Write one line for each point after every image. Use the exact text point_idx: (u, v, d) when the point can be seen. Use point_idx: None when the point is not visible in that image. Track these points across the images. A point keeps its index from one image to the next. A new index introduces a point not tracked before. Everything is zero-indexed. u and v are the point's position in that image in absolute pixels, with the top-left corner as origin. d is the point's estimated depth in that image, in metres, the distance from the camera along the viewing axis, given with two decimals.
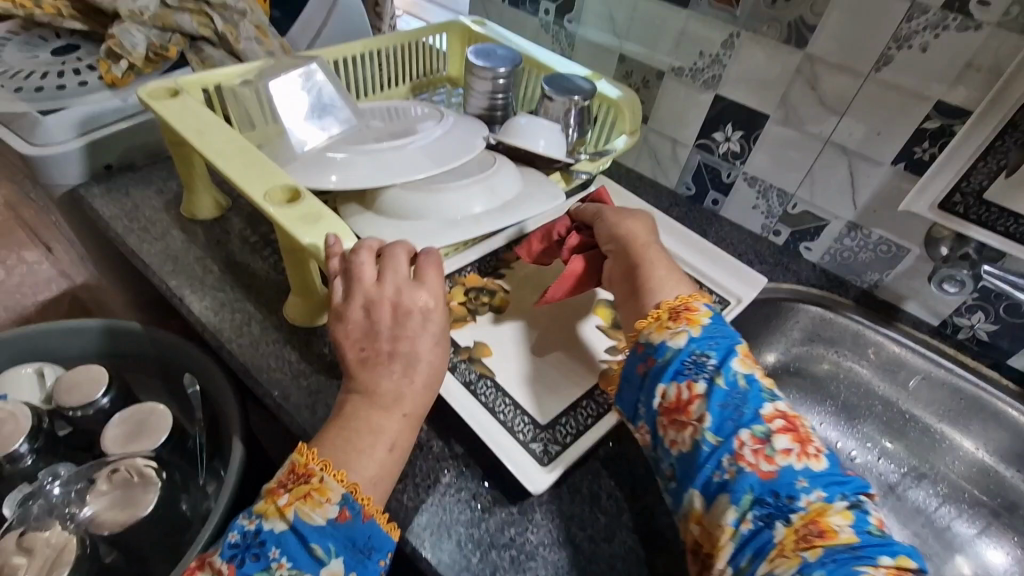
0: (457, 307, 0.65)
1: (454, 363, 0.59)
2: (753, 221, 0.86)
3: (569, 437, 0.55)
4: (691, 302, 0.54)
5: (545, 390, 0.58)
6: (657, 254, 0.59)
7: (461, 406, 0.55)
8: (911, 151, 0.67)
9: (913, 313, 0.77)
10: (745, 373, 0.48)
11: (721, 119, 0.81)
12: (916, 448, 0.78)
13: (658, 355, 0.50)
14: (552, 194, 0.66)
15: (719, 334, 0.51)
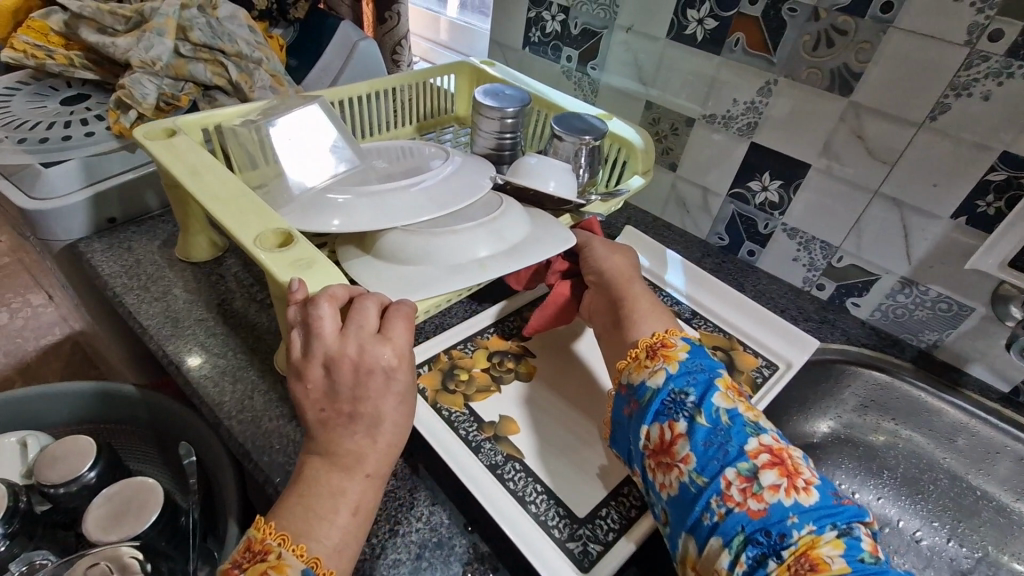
0: (480, 374, 0.59)
1: (478, 444, 0.53)
2: (793, 274, 0.80)
3: (611, 535, 0.48)
4: (669, 336, 0.50)
5: (580, 474, 0.52)
6: (639, 289, 0.57)
7: (487, 496, 0.49)
8: (974, 204, 0.62)
9: (980, 377, 0.70)
10: (728, 408, 0.43)
11: (758, 168, 0.77)
12: (991, 530, 0.69)
13: (639, 396, 0.47)
14: (563, 237, 0.60)
15: (698, 366, 0.47)
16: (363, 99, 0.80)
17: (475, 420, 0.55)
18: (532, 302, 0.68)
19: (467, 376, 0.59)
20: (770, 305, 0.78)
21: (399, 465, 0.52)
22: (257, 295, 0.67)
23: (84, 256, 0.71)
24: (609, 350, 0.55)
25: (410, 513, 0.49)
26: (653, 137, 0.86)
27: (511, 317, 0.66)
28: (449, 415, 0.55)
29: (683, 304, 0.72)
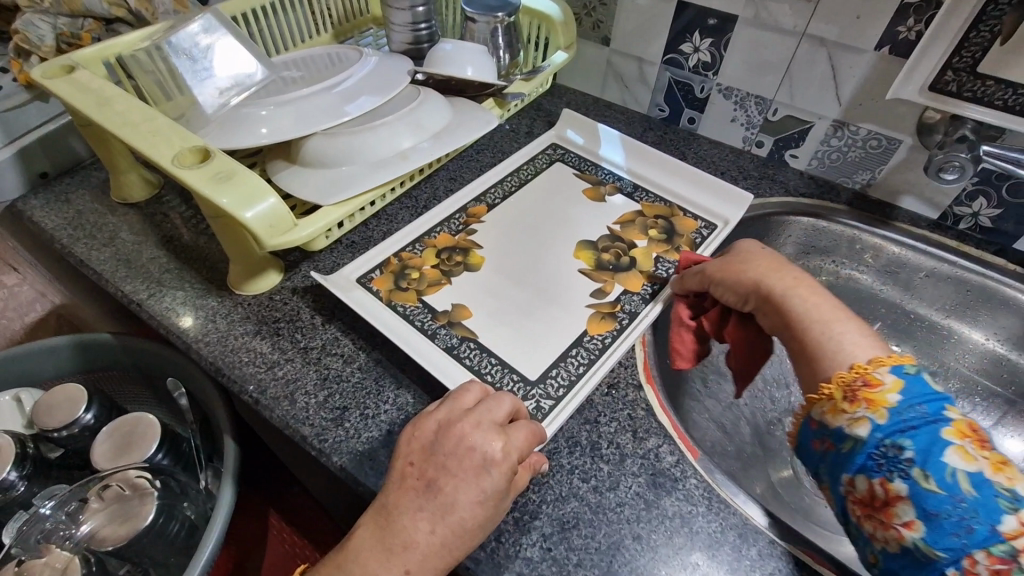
0: (430, 271, 0.62)
1: (434, 330, 0.56)
2: (732, 135, 0.81)
3: (561, 390, 0.52)
4: (871, 371, 0.39)
5: (533, 344, 0.56)
6: (800, 304, 0.46)
7: (445, 373, 0.53)
8: (895, 31, 0.61)
9: (910, 208, 0.73)
10: (969, 471, 0.34)
11: (687, 29, 0.75)
12: (922, 346, 0.73)
13: (838, 442, 0.39)
14: (484, 121, 0.64)
15: (917, 409, 0.36)
16: (267, 9, 0.76)
17: (429, 312, 0.58)
18: (471, 200, 0.69)
19: (418, 274, 0.61)
20: (712, 167, 0.79)
21: (362, 359, 0.56)
22: (206, 228, 0.68)
23: (24, 215, 0.71)
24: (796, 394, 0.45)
25: (378, 398, 0.53)
26: (582, 11, 0.82)
27: (457, 215, 0.67)
28: (404, 310, 0.58)
29: (619, 177, 0.74)
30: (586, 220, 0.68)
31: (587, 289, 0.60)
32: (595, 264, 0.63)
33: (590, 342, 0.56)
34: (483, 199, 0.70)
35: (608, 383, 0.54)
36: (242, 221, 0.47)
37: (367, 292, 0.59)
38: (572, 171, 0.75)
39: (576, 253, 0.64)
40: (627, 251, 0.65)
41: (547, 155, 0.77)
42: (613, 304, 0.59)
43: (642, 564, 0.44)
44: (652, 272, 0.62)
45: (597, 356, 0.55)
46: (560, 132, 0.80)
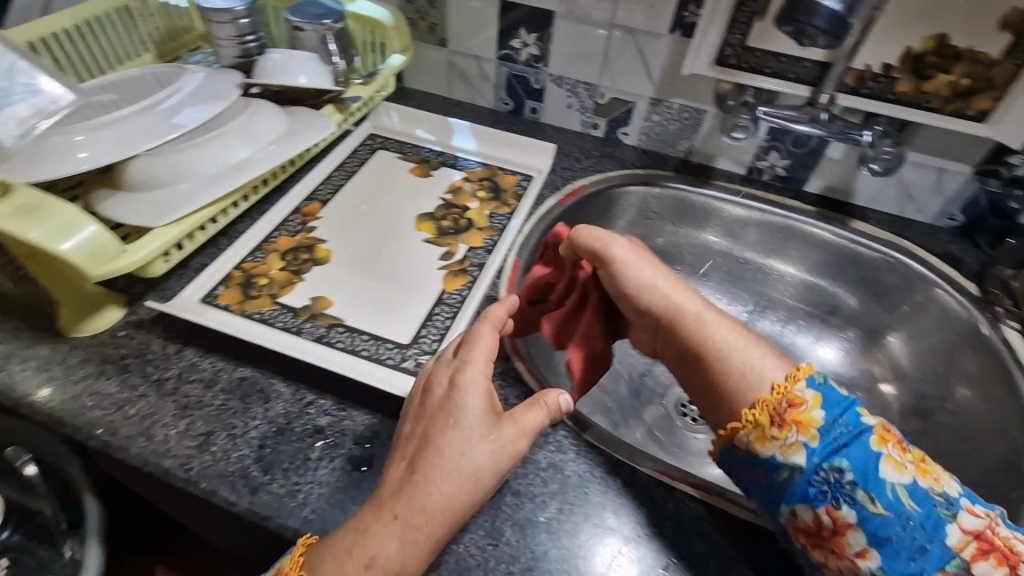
0: (279, 273, 0.63)
1: (298, 327, 0.58)
2: (571, 120, 0.88)
3: (433, 343, 0.57)
4: (792, 388, 0.44)
5: (400, 313, 0.60)
6: (715, 331, 0.49)
7: (318, 357, 0.54)
8: (681, 17, 0.71)
9: (725, 168, 0.84)
10: (905, 486, 0.41)
11: (514, 26, 0.80)
12: (752, 286, 0.85)
13: (772, 470, 0.43)
14: (321, 125, 0.65)
15: (841, 424, 0.43)
16: (73, 31, 0.71)
17: (288, 311, 0.59)
18: (302, 198, 0.72)
19: (267, 280, 0.62)
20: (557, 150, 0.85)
21: (224, 380, 0.54)
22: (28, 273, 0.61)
23: None
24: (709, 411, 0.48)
25: (247, 414, 0.51)
26: (415, 15, 0.85)
27: (291, 217, 0.70)
28: (261, 315, 0.58)
29: (439, 151, 0.81)
30: (419, 197, 0.75)
31: (436, 255, 0.67)
32: (436, 231, 0.70)
33: (449, 298, 0.62)
34: (314, 197, 0.73)
35: None
36: (58, 254, 0.44)
37: (219, 310, 0.58)
38: (396, 156, 0.80)
39: (418, 226, 0.71)
40: (463, 214, 0.72)
41: (367, 146, 0.81)
42: (462, 262, 0.66)
43: (522, 515, 0.47)
44: (489, 226, 0.71)
45: (460, 306, 0.61)
46: (376, 122, 0.84)
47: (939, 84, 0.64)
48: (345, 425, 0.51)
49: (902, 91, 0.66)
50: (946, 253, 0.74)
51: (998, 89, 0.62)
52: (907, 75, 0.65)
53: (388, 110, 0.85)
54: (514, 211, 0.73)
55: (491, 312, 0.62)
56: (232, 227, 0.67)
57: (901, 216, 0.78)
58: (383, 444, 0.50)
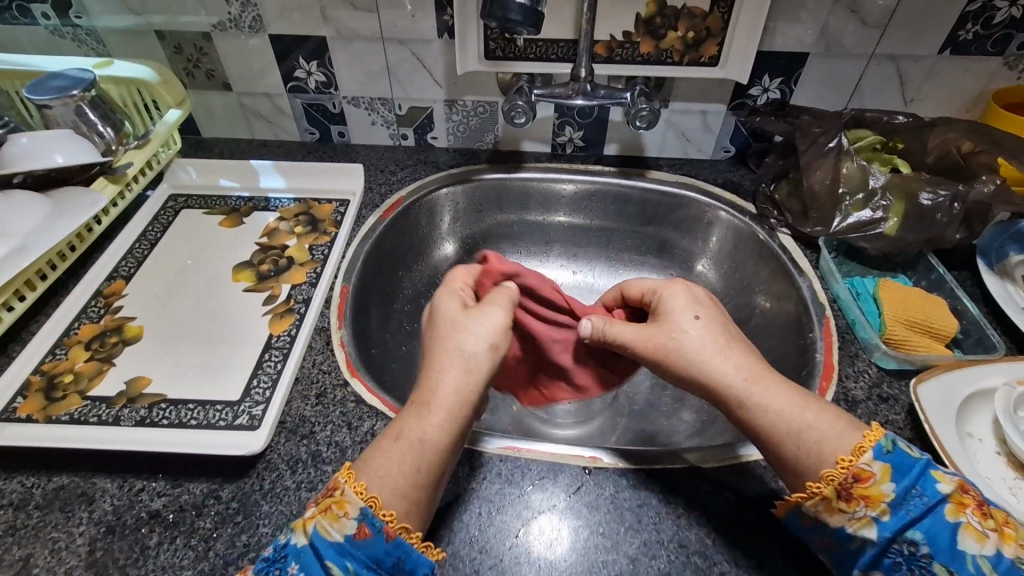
0: (85, 365, 0.59)
1: (114, 416, 0.54)
2: (380, 136, 0.89)
3: (267, 391, 0.56)
4: (855, 462, 0.42)
5: (227, 371, 0.58)
6: (756, 411, 0.46)
7: (140, 442, 0.52)
8: (443, 20, 0.74)
9: (532, 150, 0.89)
10: (984, 555, 0.39)
11: (292, 56, 0.80)
12: (586, 252, 0.90)
13: (841, 540, 0.43)
14: (89, 202, 0.62)
15: (914, 494, 0.41)
16: None
17: (100, 402, 0.55)
18: (102, 280, 0.67)
19: (72, 376, 0.57)
20: (371, 168, 0.86)
21: (36, 496, 0.49)
22: None
23: None
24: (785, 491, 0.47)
25: (69, 524, 0.48)
26: (188, 64, 0.82)
27: (92, 301, 0.65)
28: (70, 416, 0.54)
29: (248, 197, 0.79)
30: (234, 248, 0.73)
31: (259, 301, 0.66)
32: (256, 277, 0.69)
33: (278, 341, 0.61)
34: (115, 274, 0.68)
35: (315, 394, 0.57)
36: None
37: (17, 423, 0.53)
38: (201, 212, 0.77)
39: (236, 277, 0.69)
40: (282, 253, 0.72)
41: (169, 208, 0.77)
42: (287, 301, 0.66)
43: None
44: (310, 259, 0.71)
45: (289, 348, 0.60)
46: (174, 180, 0.80)
47: (671, 40, 0.73)
48: (182, 502, 0.49)
49: (646, 51, 0.74)
50: (728, 181, 0.83)
51: (717, 35, 0.72)
52: (645, 38, 0.73)
53: (182, 166, 0.81)
54: (335, 238, 0.74)
55: (324, 343, 0.62)
56: (21, 331, 0.61)
57: (688, 158, 0.87)
58: (226, 508, 0.49)
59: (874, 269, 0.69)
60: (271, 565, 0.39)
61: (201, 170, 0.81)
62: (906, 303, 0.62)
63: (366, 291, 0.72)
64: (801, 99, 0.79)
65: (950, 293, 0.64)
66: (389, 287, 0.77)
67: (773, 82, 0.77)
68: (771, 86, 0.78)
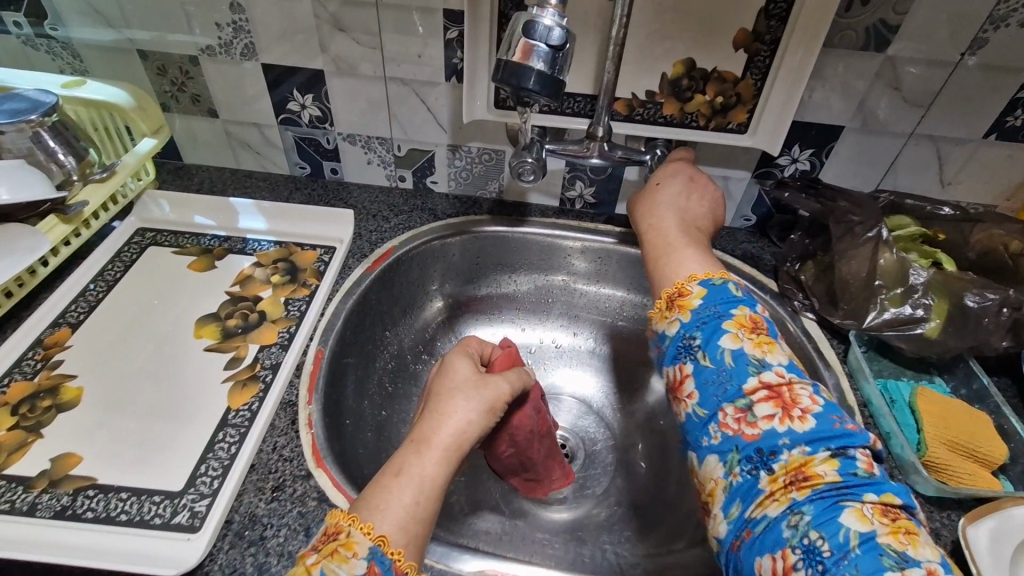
0: (6, 435, 0.51)
1: (30, 504, 0.46)
2: (376, 176, 0.83)
3: (215, 482, 0.48)
4: (687, 283, 0.53)
5: (172, 453, 0.50)
6: (673, 236, 0.58)
7: (54, 542, 0.44)
8: (453, 63, 0.69)
9: (538, 202, 0.82)
10: (732, 349, 0.47)
11: (286, 87, 0.74)
12: (589, 316, 0.84)
13: (659, 340, 0.53)
14: (29, 245, 0.56)
15: (712, 309, 0.50)
16: None
17: (16, 485, 0.47)
18: (45, 328, 0.60)
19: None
20: (362, 212, 0.79)
21: None
22: None
23: None
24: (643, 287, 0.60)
25: None
26: (173, 88, 0.76)
27: (29, 353, 0.57)
28: None
29: (224, 237, 0.73)
30: (200, 295, 0.66)
31: (221, 364, 0.58)
32: (221, 334, 0.61)
33: (236, 417, 0.54)
34: (61, 320, 0.61)
35: (271, 487, 0.49)
36: None
37: None
38: (170, 251, 0.70)
39: (198, 332, 0.61)
40: (254, 306, 0.64)
41: (134, 244, 0.70)
42: (252, 366, 0.58)
43: None
44: (284, 316, 0.63)
45: (247, 428, 0.53)
46: (143, 214, 0.73)
47: (698, 103, 0.67)
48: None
49: (670, 113, 0.68)
50: (747, 253, 0.77)
51: (748, 101, 0.67)
52: (669, 98, 0.67)
53: (155, 198, 0.74)
54: (315, 292, 0.66)
55: (288, 422, 0.54)
56: None
57: None
58: None
59: (908, 370, 0.63)
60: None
61: (175, 204, 0.74)
62: (947, 419, 0.55)
63: (343, 354, 0.64)
64: (831, 173, 0.73)
65: (993, 406, 0.58)
66: (369, 349, 0.70)
67: (803, 153, 0.71)
68: (800, 157, 0.72)
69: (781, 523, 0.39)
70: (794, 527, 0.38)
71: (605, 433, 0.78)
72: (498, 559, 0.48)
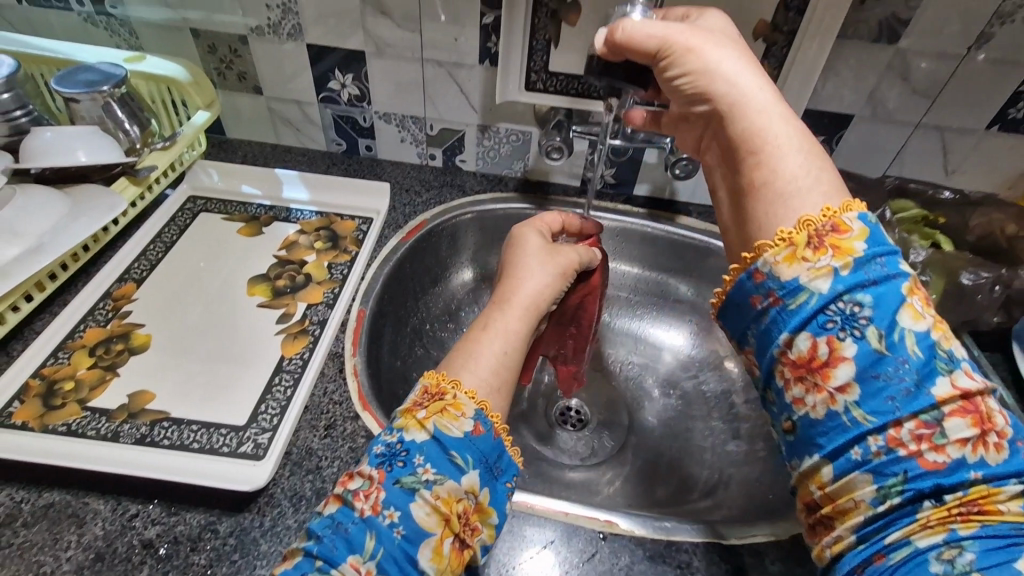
0: (87, 373, 0.56)
1: (114, 431, 0.52)
2: (408, 154, 0.88)
3: (274, 419, 0.54)
4: (840, 215, 0.39)
5: (234, 394, 0.56)
6: (772, 119, 0.44)
7: (139, 463, 0.49)
8: (487, 47, 0.73)
9: (560, 182, 0.87)
10: (914, 331, 0.37)
11: (328, 68, 0.79)
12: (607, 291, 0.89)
13: (787, 295, 0.39)
14: (108, 205, 0.62)
15: (877, 264, 0.38)
16: None
17: (100, 415, 0.53)
18: (112, 283, 0.65)
19: (73, 384, 0.55)
20: (395, 187, 0.84)
21: (26, 512, 0.47)
22: None
23: None
24: (726, 214, 0.47)
25: (54, 546, 0.45)
26: (221, 65, 0.81)
27: (100, 304, 0.63)
28: (67, 427, 0.52)
29: (269, 206, 0.78)
30: (249, 258, 0.71)
31: (273, 319, 0.64)
32: (271, 293, 0.67)
33: (290, 364, 0.59)
34: (127, 277, 0.66)
35: (323, 425, 0.55)
36: None
37: (9, 429, 0.51)
38: (220, 217, 0.76)
39: (251, 291, 0.67)
40: (300, 269, 0.70)
41: (187, 210, 0.76)
42: (301, 322, 0.64)
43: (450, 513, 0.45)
44: (329, 278, 0.69)
45: (300, 373, 0.58)
46: (194, 183, 0.79)
47: None
48: (177, 532, 0.46)
49: None
50: None
51: None
52: None
53: (204, 168, 0.80)
54: (356, 259, 0.72)
55: (336, 370, 0.59)
56: (25, 327, 0.60)
57: None
58: (223, 544, 0.46)
59: None
60: (393, 458, 0.39)
61: (224, 175, 0.80)
62: None
63: (381, 315, 0.69)
64: (841, 159, 0.77)
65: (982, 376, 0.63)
66: (403, 311, 0.75)
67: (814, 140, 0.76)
68: None
69: (932, 555, 0.34)
70: (949, 564, 0.33)
71: (620, 399, 0.83)
72: (529, 495, 0.53)
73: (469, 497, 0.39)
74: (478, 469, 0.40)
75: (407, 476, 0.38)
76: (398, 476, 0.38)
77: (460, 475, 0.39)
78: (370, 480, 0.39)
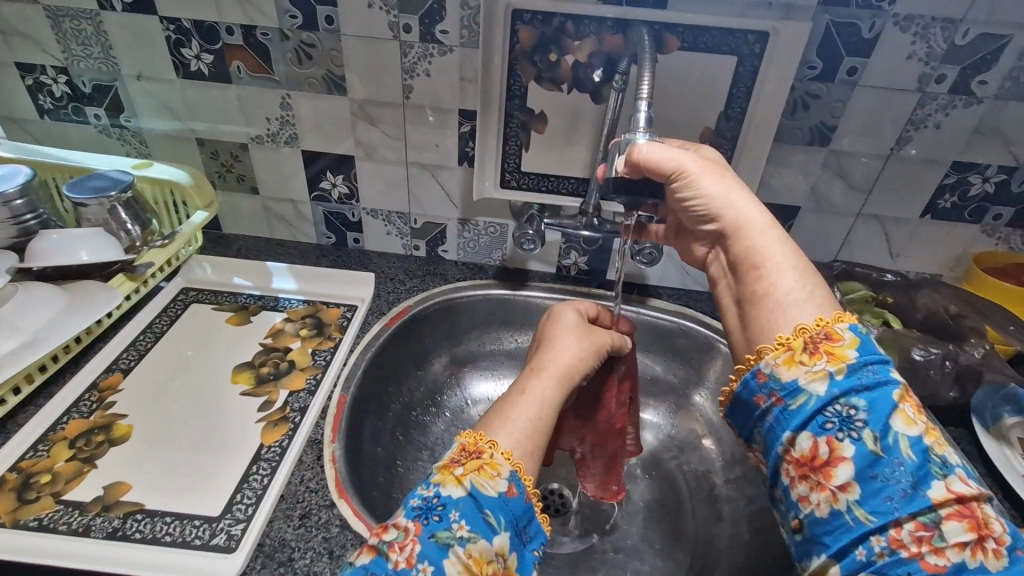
0: (65, 465, 0.57)
1: (87, 525, 0.52)
2: (394, 245, 0.93)
3: (249, 509, 0.54)
4: (832, 325, 0.44)
5: (211, 484, 0.56)
6: (768, 240, 0.49)
7: (109, 559, 0.49)
8: (465, 151, 0.81)
9: (537, 269, 0.92)
10: (909, 435, 0.40)
11: (321, 170, 0.86)
12: None
13: (788, 396, 0.43)
14: (103, 299, 0.65)
15: (870, 370, 0.42)
16: None
17: (73, 508, 0.53)
18: (98, 373, 0.67)
19: (49, 476, 0.56)
20: (380, 277, 0.89)
21: None
22: None
23: None
24: (731, 318, 0.52)
25: None
26: (222, 168, 0.88)
27: (85, 394, 0.65)
28: (38, 522, 0.52)
29: (258, 296, 0.82)
30: (235, 348, 0.73)
31: (255, 406, 0.65)
32: (255, 381, 0.69)
33: (268, 452, 0.60)
34: (114, 367, 0.68)
35: (298, 514, 0.55)
36: None
37: None
38: (210, 307, 0.79)
39: (235, 378, 0.69)
40: (284, 356, 0.72)
41: (179, 301, 0.79)
42: (282, 409, 0.65)
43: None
44: (311, 365, 0.71)
45: (278, 462, 0.59)
46: (189, 276, 0.83)
47: None
48: None
49: None
50: None
51: None
52: None
53: (199, 262, 0.85)
54: (340, 346, 0.74)
55: (315, 457, 0.60)
56: (8, 421, 0.60)
57: (687, 289, 0.90)
58: None
59: None
60: (429, 511, 0.41)
61: (217, 268, 0.85)
62: None
63: (362, 400, 0.71)
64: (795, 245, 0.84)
65: None
66: (385, 396, 0.77)
67: None
68: None
69: None
70: None
71: None
72: None
73: (499, 560, 0.40)
74: (509, 532, 0.41)
75: (443, 531, 0.40)
76: (434, 530, 0.40)
77: (493, 536, 0.40)
78: (407, 532, 0.40)
